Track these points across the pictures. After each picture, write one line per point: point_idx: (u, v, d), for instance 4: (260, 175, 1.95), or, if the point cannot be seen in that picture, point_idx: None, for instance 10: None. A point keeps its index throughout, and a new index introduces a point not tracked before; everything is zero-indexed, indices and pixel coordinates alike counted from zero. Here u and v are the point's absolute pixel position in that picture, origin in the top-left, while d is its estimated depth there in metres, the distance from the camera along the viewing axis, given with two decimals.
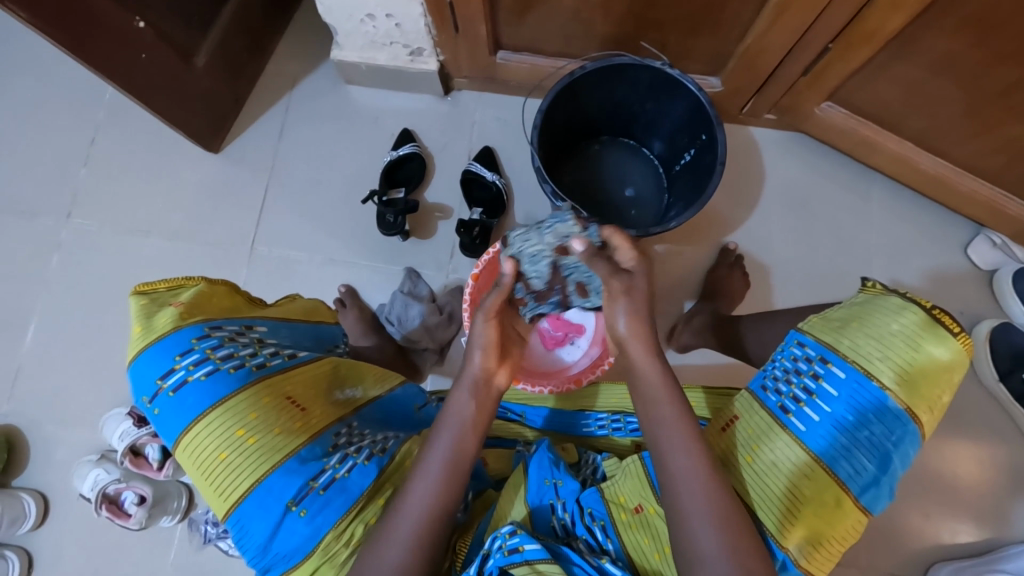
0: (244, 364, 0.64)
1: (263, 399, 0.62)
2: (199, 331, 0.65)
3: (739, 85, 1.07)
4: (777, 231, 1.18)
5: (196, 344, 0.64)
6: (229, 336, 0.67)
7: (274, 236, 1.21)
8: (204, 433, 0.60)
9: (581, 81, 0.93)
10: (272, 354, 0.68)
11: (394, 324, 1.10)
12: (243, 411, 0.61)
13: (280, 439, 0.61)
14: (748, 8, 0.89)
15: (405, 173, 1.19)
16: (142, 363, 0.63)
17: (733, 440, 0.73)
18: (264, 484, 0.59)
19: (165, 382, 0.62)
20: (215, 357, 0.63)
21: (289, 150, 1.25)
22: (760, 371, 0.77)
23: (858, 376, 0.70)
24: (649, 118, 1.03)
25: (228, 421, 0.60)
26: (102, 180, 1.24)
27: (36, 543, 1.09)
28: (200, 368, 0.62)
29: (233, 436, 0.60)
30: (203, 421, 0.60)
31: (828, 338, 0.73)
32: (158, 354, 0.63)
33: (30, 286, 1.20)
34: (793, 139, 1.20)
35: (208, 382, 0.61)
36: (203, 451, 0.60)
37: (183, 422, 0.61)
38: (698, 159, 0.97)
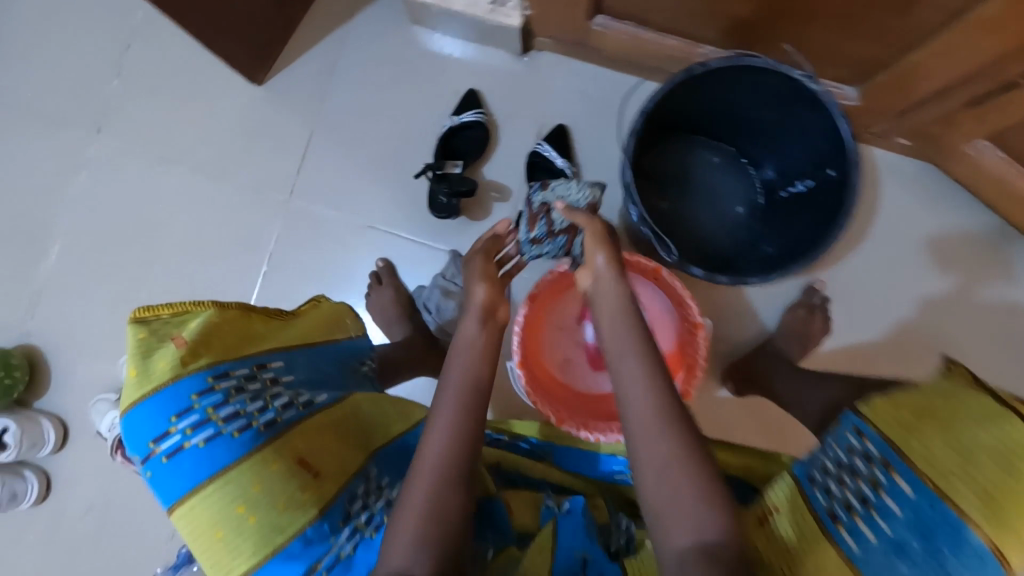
0: (250, 424, 0.56)
1: (268, 466, 0.55)
2: (200, 386, 0.56)
3: (881, 102, 0.88)
4: (875, 274, 1.02)
5: (197, 402, 0.55)
6: (235, 387, 0.58)
7: (313, 189, 1.10)
8: (200, 508, 0.53)
9: (697, 80, 0.76)
10: (285, 405, 0.60)
11: (430, 312, 1.03)
12: (244, 484, 0.54)
13: (284, 518, 0.54)
14: (932, 17, 0.69)
15: (466, 144, 1.05)
16: (133, 420, 0.55)
17: (766, 539, 0.55)
18: (264, 568, 0.53)
19: (158, 446, 0.55)
20: (217, 418, 0.55)
21: (340, 93, 1.10)
22: (807, 458, 0.59)
23: (929, 495, 0.49)
24: (765, 131, 0.86)
25: (228, 495, 0.53)
26: (135, 97, 1.13)
27: (55, 466, 1.10)
28: (198, 433, 0.55)
29: (232, 513, 0.53)
30: (201, 493, 0.54)
31: (894, 434, 0.53)
32: (151, 411, 0.55)
33: (56, 204, 1.13)
34: (922, 170, 1.02)
35: (207, 449, 0.54)
36: (199, 527, 0.54)
37: (178, 491, 0.54)
38: (816, 195, 0.82)
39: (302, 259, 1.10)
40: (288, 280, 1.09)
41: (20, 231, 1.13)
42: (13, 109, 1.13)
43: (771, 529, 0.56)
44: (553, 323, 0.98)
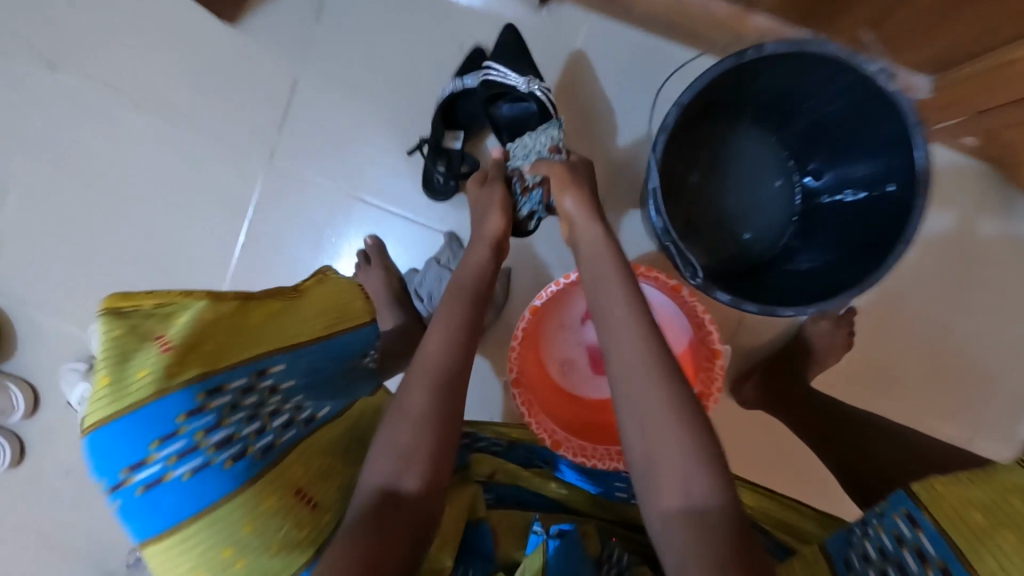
0: (245, 454, 0.48)
1: (262, 506, 0.47)
2: (189, 406, 0.46)
3: (954, 98, 0.75)
4: (912, 287, 0.93)
5: (184, 424, 0.45)
6: (230, 406, 0.48)
7: (298, 150, 0.99)
8: (178, 549, 0.45)
9: (747, 68, 0.64)
10: (283, 427, 0.52)
11: (423, 299, 0.94)
12: (235, 522, 0.46)
13: (278, 558, 0.47)
14: None
15: (504, 112, 0.86)
16: (96, 441, 0.44)
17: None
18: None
19: (131, 473, 0.44)
20: (207, 443, 0.46)
21: (332, 43, 0.97)
22: (842, 533, 0.53)
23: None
24: (820, 126, 0.74)
25: (212, 537, 0.45)
26: (98, 30, 0.98)
27: (27, 431, 1.06)
28: (185, 460, 0.45)
29: (218, 557, 0.45)
30: (180, 534, 0.45)
31: (959, 534, 0.45)
32: (122, 432, 0.44)
33: (14, 150, 1.01)
34: (980, 172, 0.90)
35: (193, 483, 0.45)
36: (176, 569, 0.45)
37: (152, 529, 0.45)
38: (869, 207, 0.71)
39: (283, 229, 1.00)
40: (268, 250, 1.00)
41: None
42: None
43: None
44: (555, 321, 0.90)
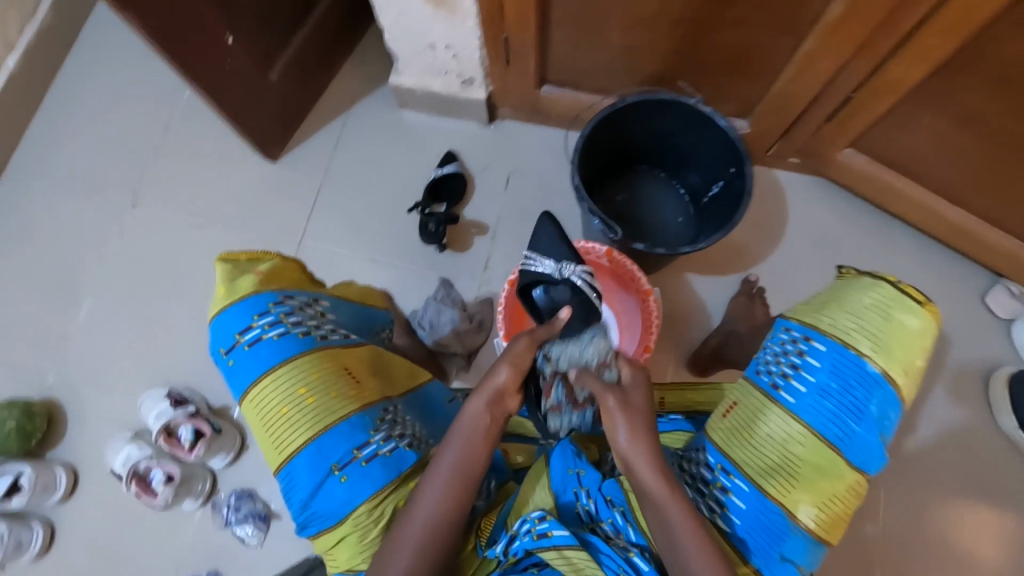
0: (309, 333, 0.75)
1: (322, 364, 0.72)
2: (274, 299, 0.76)
3: (767, 128, 1.13)
4: (798, 267, 1.22)
5: (273, 308, 0.75)
6: (298, 306, 0.78)
7: (319, 238, 1.28)
8: (269, 387, 0.70)
9: (622, 112, 1.01)
10: (332, 331, 0.78)
11: (425, 328, 1.14)
12: (305, 371, 0.71)
13: (335, 402, 0.70)
14: (781, 55, 0.96)
15: (551, 298, 0.88)
16: (224, 319, 0.74)
17: (736, 422, 0.70)
18: (314, 443, 0.68)
19: (242, 337, 0.73)
20: (287, 322, 0.74)
21: (342, 161, 1.32)
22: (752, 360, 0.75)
23: (839, 348, 0.68)
24: (683, 151, 1.10)
25: (292, 379, 0.70)
26: (168, 174, 1.33)
27: (62, 514, 1.13)
28: (273, 328, 0.73)
29: (295, 394, 0.69)
30: (271, 376, 0.70)
31: (809, 317, 0.71)
32: (238, 312, 0.74)
33: (90, 266, 1.27)
34: (818, 183, 1.26)
35: (279, 342, 0.72)
36: (269, 405, 0.70)
37: (253, 374, 0.71)
38: (727, 190, 1.04)
39: None
40: None
41: (52, 292, 1.26)
42: (58, 191, 1.32)
43: (732, 416, 0.70)
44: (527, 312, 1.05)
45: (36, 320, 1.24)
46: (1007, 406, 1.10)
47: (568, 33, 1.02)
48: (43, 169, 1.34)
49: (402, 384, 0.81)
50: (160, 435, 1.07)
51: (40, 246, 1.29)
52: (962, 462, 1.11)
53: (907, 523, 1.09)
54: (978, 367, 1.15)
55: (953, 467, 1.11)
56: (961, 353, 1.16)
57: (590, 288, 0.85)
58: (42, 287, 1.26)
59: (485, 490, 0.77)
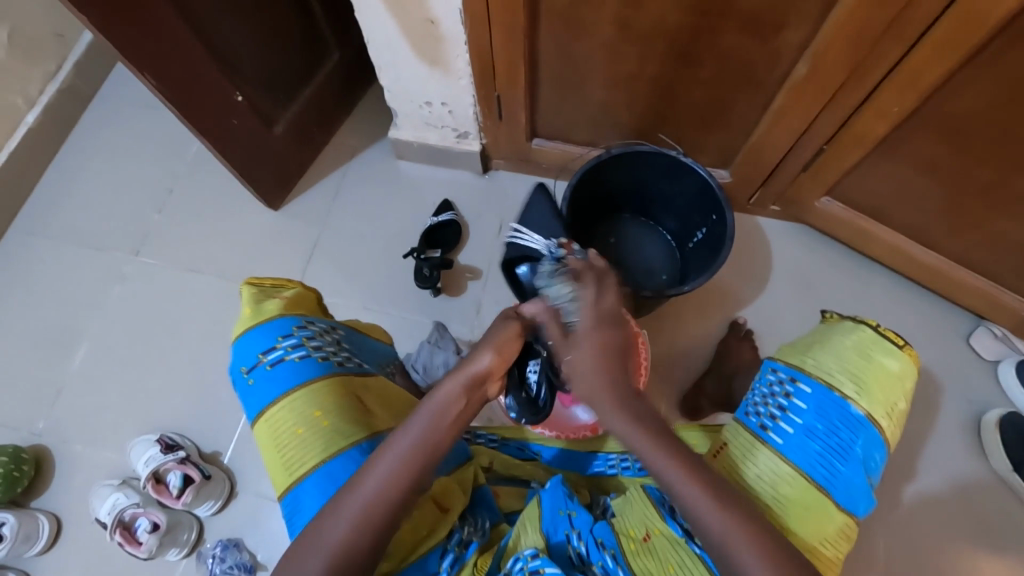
0: (329, 358, 0.75)
1: (339, 389, 0.72)
2: (297, 322, 0.77)
3: (746, 178, 1.18)
4: (784, 309, 1.24)
5: (297, 331, 0.76)
6: (318, 331, 0.79)
7: (316, 283, 1.31)
8: (286, 408, 0.69)
9: (608, 163, 1.07)
10: (348, 359, 0.78)
11: (419, 371, 1.15)
12: (322, 395, 0.70)
13: (348, 427, 0.69)
14: (753, 111, 1.02)
15: (534, 277, 0.96)
16: (248, 339, 0.75)
17: (726, 462, 0.71)
18: (324, 467, 0.66)
19: (265, 357, 0.73)
20: (309, 345, 0.75)
21: (342, 209, 1.37)
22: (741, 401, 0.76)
23: (825, 390, 0.69)
24: (667, 200, 1.15)
25: (309, 400, 0.69)
26: (172, 223, 1.37)
27: (40, 566, 1.09)
28: (296, 350, 0.74)
29: (310, 415, 0.69)
30: (289, 397, 0.70)
31: (794, 358, 0.73)
32: (263, 333, 0.75)
33: (90, 312, 1.30)
34: (799, 229, 1.30)
35: (300, 364, 0.72)
36: (282, 426, 0.69)
37: (271, 395, 0.71)
38: (710, 236, 1.08)
39: None
40: None
41: (51, 338, 1.28)
42: (65, 239, 1.36)
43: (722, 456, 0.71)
44: None
45: (32, 366, 1.25)
46: (1001, 448, 1.10)
47: (555, 91, 1.09)
48: (52, 218, 1.39)
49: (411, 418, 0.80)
50: (148, 481, 1.06)
51: (43, 292, 1.31)
52: (961, 508, 1.10)
53: (911, 572, 1.06)
54: (968, 409, 1.16)
55: (953, 512, 1.10)
56: (950, 394, 1.17)
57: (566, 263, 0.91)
58: (41, 332, 1.28)
59: (479, 528, 0.73)
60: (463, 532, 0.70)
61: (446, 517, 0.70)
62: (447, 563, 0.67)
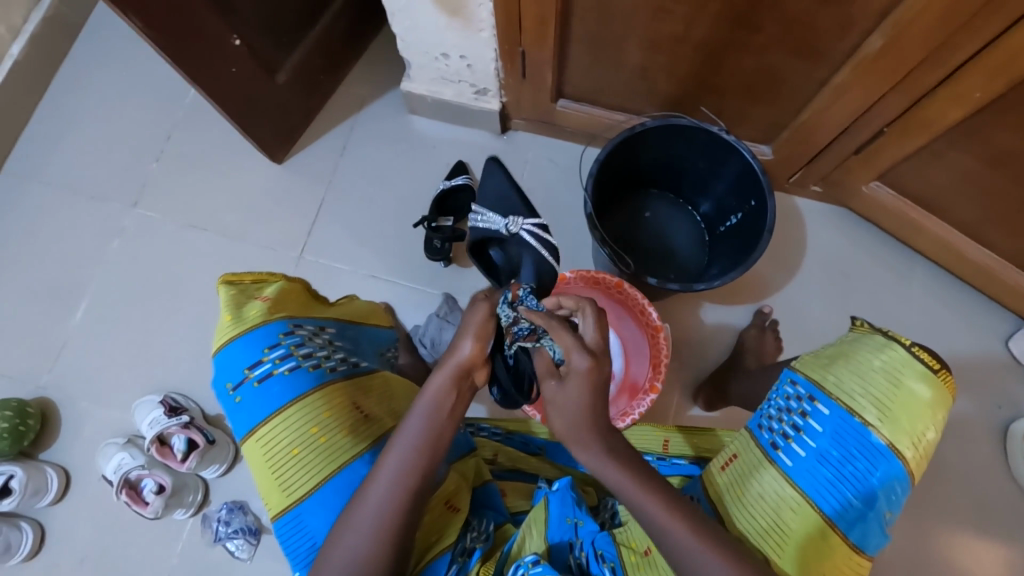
0: (321, 365, 0.72)
1: (335, 399, 0.69)
2: (283, 329, 0.73)
3: (790, 156, 1.08)
4: (814, 298, 1.17)
5: (283, 340, 0.72)
6: (307, 335, 0.75)
7: (322, 246, 1.25)
8: (280, 427, 0.67)
9: (639, 137, 0.97)
10: (341, 360, 0.76)
11: (426, 346, 1.11)
12: (317, 409, 0.68)
13: (348, 441, 0.67)
14: (809, 85, 0.91)
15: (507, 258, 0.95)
16: (230, 352, 0.71)
17: (732, 477, 0.68)
18: (329, 484, 0.65)
19: (252, 372, 0.70)
20: (298, 354, 0.71)
21: (349, 167, 1.29)
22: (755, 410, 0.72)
23: (843, 413, 0.65)
24: (700, 178, 1.06)
25: (304, 417, 0.67)
26: (172, 174, 1.30)
27: (51, 517, 1.11)
28: (284, 362, 0.70)
29: (307, 433, 0.67)
30: (282, 414, 0.67)
31: (816, 373, 0.68)
32: (246, 345, 0.71)
33: (90, 265, 1.25)
34: (839, 213, 1.21)
35: (291, 376, 0.69)
36: (278, 446, 0.67)
37: (263, 412, 0.68)
38: (746, 223, 1.00)
39: None
40: None
41: (51, 290, 1.24)
42: (61, 186, 1.30)
43: (730, 470, 0.69)
44: None
45: (33, 319, 1.22)
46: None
47: (586, 50, 0.98)
48: (45, 162, 1.32)
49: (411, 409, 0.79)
50: (152, 444, 1.05)
51: (40, 242, 1.27)
52: (976, 513, 1.07)
53: (917, 572, 1.05)
54: (996, 414, 1.11)
55: (967, 518, 1.07)
56: (979, 397, 1.12)
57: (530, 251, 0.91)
58: (41, 283, 1.24)
59: (484, 532, 0.70)
60: (466, 539, 0.68)
61: (456, 518, 0.68)
62: (452, 572, 0.65)
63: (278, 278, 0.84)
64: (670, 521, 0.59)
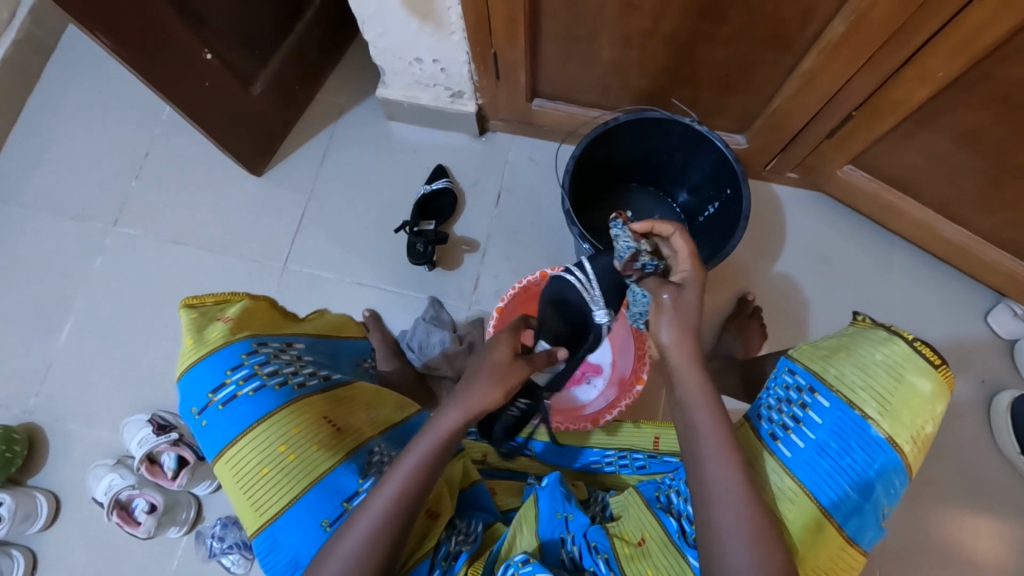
0: (287, 382, 0.72)
1: (303, 415, 0.69)
2: (247, 349, 0.73)
3: (765, 144, 1.09)
4: (797, 283, 1.19)
5: (246, 360, 0.72)
6: (272, 354, 0.75)
7: (305, 255, 1.24)
8: (248, 448, 0.67)
9: (613, 131, 0.98)
10: (310, 375, 0.75)
11: (414, 350, 1.11)
12: (286, 427, 0.67)
13: (319, 455, 0.67)
14: (778, 72, 0.92)
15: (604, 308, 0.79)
16: (194, 376, 0.71)
17: None
18: (302, 501, 0.65)
19: (216, 395, 0.69)
20: (262, 373, 0.71)
21: (330, 175, 1.29)
22: (755, 401, 0.73)
23: (843, 406, 0.65)
24: (677, 169, 1.07)
25: (273, 435, 0.67)
26: (150, 190, 1.29)
27: (42, 543, 1.10)
28: (248, 383, 0.70)
29: (275, 452, 0.66)
30: (250, 434, 0.67)
31: (815, 365, 0.69)
32: (210, 368, 0.71)
33: (71, 286, 1.24)
34: (817, 198, 1.23)
35: (256, 396, 0.69)
36: (247, 466, 0.66)
37: (230, 434, 0.68)
38: (723, 212, 1.02)
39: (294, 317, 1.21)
40: None
41: (33, 314, 1.23)
42: (39, 208, 1.29)
43: None
44: None
45: (16, 343, 1.21)
46: (1011, 429, 1.08)
47: (558, 48, 0.98)
48: (22, 185, 1.30)
49: (386, 419, 0.79)
50: (142, 463, 1.05)
51: (20, 265, 1.25)
52: (965, 487, 1.09)
53: (911, 549, 1.06)
54: (981, 388, 1.13)
55: (957, 492, 1.09)
56: (963, 372, 1.14)
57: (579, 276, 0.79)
58: (23, 308, 1.23)
59: (471, 534, 0.70)
60: (452, 543, 0.68)
61: (437, 524, 0.68)
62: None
63: (241, 298, 0.83)
64: None
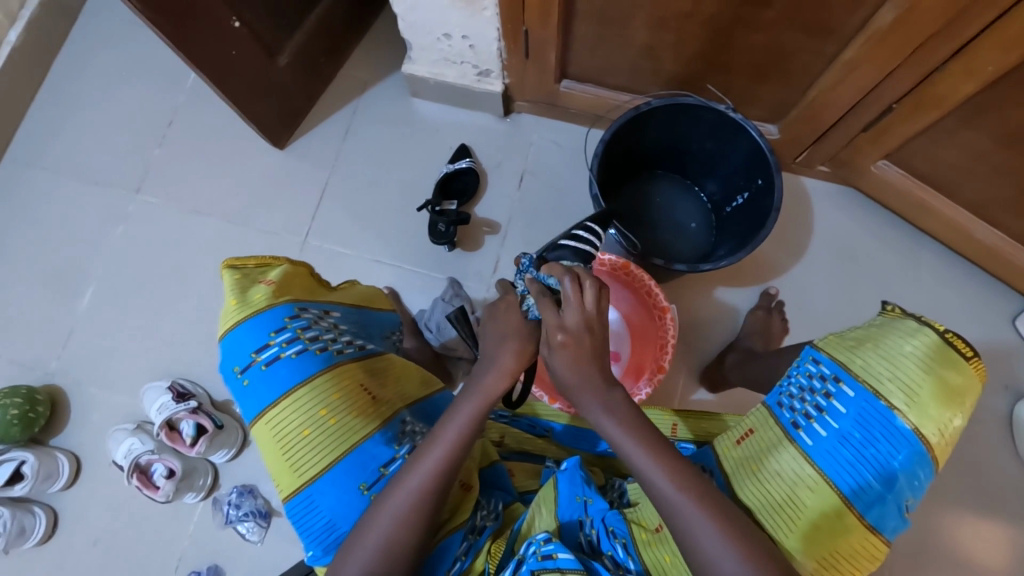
0: (327, 348, 0.72)
1: (342, 382, 0.69)
2: (290, 313, 0.73)
3: (797, 135, 1.07)
4: (822, 279, 1.17)
5: (289, 323, 0.72)
6: (313, 319, 0.76)
7: (325, 231, 1.24)
8: (289, 409, 0.67)
9: (645, 116, 0.96)
10: (348, 343, 0.76)
11: (433, 331, 1.09)
12: (327, 392, 0.68)
13: (358, 422, 0.68)
14: (817, 62, 0.90)
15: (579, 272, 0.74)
16: (237, 336, 0.71)
17: (751, 456, 0.69)
18: (341, 464, 0.66)
19: (259, 355, 0.70)
20: (305, 337, 0.72)
21: (352, 151, 1.28)
22: (775, 387, 0.73)
23: (869, 396, 0.65)
24: (707, 158, 1.05)
25: (314, 399, 0.67)
26: (173, 159, 1.29)
27: (63, 501, 1.13)
28: (292, 346, 0.70)
29: (316, 415, 0.67)
30: (291, 397, 0.67)
31: (841, 355, 0.68)
32: (253, 329, 0.71)
33: (94, 252, 1.25)
34: (847, 194, 1.20)
35: (298, 360, 0.69)
36: (288, 428, 0.67)
37: (271, 395, 0.68)
38: (752, 203, 1.00)
39: None
40: None
41: (57, 278, 1.24)
42: (63, 173, 1.29)
43: (746, 446, 0.70)
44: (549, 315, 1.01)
45: (39, 306, 1.23)
46: None
47: (591, 29, 0.96)
48: (47, 149, 1.31)
49: (417, 392, 0.79)
50: (161, 429, 1.06)
51: (44, 229, 1.26)
52: (980, 492, 1.08)
53: (923, 551, 1.05)
54: (1003, 394, 1.11)
55: (973, 496, 1.08)
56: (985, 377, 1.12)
57: (589, 244, 0.82)
58: (46, 272, 1.24)
59: (493, 512, 0.71)
60: (477, 518, 0.69)
61: (469, 497, 0.68)
62: (463, 549, 0.66)
63: (281, 262, 0.83)
64: (680, 500, 0.59)
